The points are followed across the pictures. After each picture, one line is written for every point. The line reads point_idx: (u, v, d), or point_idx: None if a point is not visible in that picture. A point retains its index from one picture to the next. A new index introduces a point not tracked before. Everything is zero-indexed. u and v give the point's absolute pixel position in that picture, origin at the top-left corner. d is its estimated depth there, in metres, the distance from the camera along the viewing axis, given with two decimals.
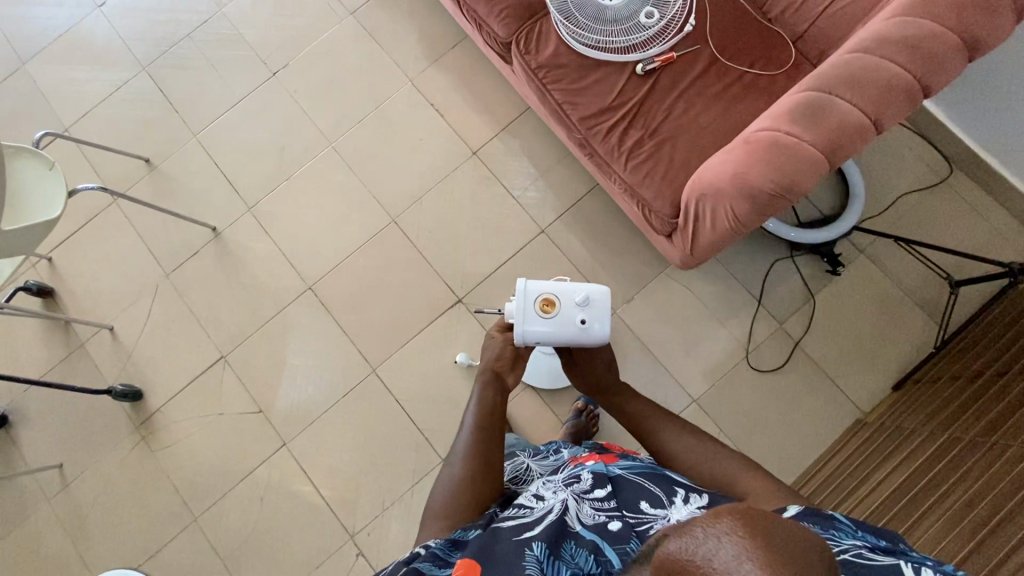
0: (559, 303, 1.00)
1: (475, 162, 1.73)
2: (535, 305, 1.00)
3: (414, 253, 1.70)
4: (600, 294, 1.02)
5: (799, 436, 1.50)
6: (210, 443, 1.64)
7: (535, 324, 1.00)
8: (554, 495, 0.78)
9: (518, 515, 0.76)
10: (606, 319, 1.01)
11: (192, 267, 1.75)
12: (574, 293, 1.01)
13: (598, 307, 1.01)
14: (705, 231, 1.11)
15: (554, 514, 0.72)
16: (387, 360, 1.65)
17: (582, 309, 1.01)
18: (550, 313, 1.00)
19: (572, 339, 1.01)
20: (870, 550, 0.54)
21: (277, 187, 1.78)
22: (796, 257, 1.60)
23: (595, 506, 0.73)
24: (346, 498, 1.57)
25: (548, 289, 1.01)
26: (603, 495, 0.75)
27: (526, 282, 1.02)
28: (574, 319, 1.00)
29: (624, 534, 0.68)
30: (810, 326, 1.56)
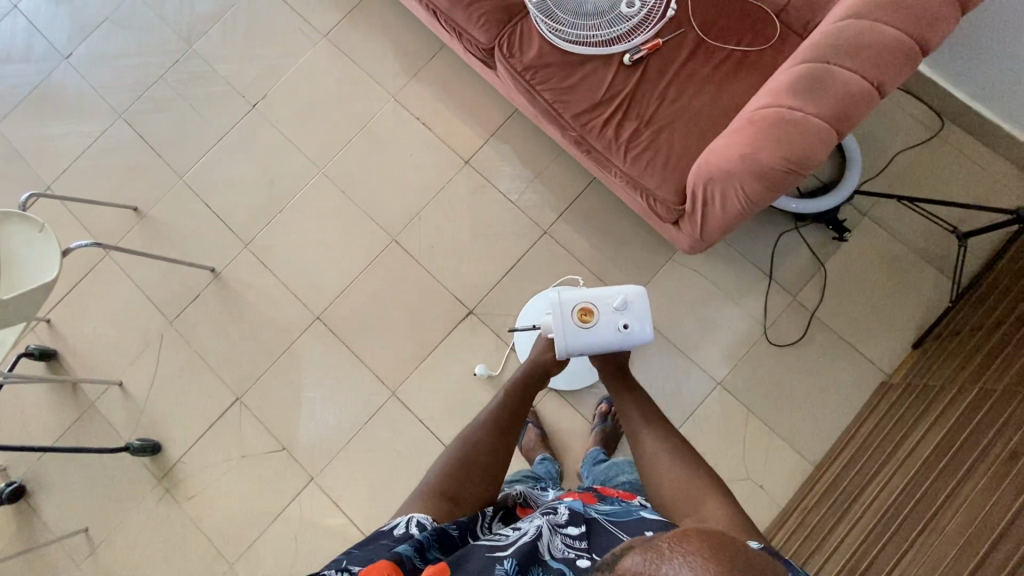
0: (598, 311, 1.04)
1: (468, 171, 1.71)
2: (574, 316, 1.03)
3: (418, 270, 1.68)
4: (637, 297, 1.06)
5: (828, 407, 1.49)
6: (237, 486, 1.62)
7: (576, 335, 1.02)
8: (529, 524, 0.74)
9: (493, 538, 0.72)
10: (647, 321, 1.05)
11: (194, 312, 1.72)
12: (610, 299, 1.05)
13: (636, 310, 1.05)
14: (715, 216, 1.10)
15: (525, 537, 0.69)
16: (405, 382, 1.63)
17: (621, 314, 1.04)
18: (590, 322, 1.03)
19: (615, 346, 1.04)
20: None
21: (272, 220, 1.75)
22: (801, 228, 1.59)
23: (565, 541, 0.70)
24: (380, 526, 1.56)
25: (584, 298, 1.04)
26: (575, 533, 0.71)
27: (560, 295, 1.04)
28: (616, 325, 1.04)
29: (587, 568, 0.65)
30: (823, 296, 1.56)
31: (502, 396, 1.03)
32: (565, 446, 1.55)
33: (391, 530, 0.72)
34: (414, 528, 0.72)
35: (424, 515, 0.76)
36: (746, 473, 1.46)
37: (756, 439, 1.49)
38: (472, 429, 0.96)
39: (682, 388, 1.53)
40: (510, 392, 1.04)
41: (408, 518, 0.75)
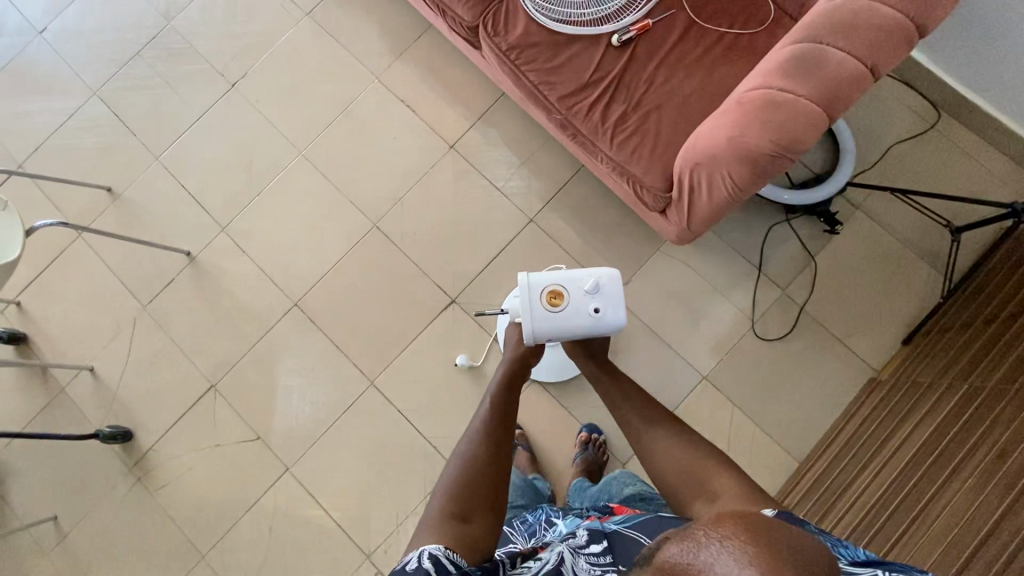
0: (568, 294, 1.00)
1: (453, 156, 1.66)
2: (542, 299, 0.99)
3: (400, 256, 1.63)
4: (610, 279, 1.01)
5: (815, 402, 1.47)
6: (210, 475, 1.58)
7: (545, 319, 0.98)
8: (549, 550, 0.78)
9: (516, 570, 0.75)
10: (620, 304, 1.01)
11: (170, 297, 1.67)
12: (582, 282, 1.01)
13: (609, 293, 1.01)
14: (701, 203, 1.07)
15: (549, 566, 0.73)
16: (385, 371, 1.58)
17: (593, 297, 1.00)
18: (560, 306, 0.99)
19: (585, 332, 1.00)
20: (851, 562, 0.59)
21: (250, 203, 1.70)
22: (792, 220, 1.56)
23: (589, 562, 0.75)
24: (357, 518, 1.52)
25: (552, 281, 1.00)
26: (597, 551, 0.77)
27: (528, 277, 1.00)
28: (587, 309, 1.00)
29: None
30: (813, 290, 1.52)
31: (490, 401, 0.98)
32: (549, 439, 1.52)
33: (405, 567, 0.70)
34: (427, 562, 0.70)
35: (435, 543, 0.73)
36: None
37: (743, 435, 1.46)
38: (468, 444, 0.90)
39: (668, 381, 1.49)
40: (495, 397, 0.99)
41: (419, 551, 0.72)
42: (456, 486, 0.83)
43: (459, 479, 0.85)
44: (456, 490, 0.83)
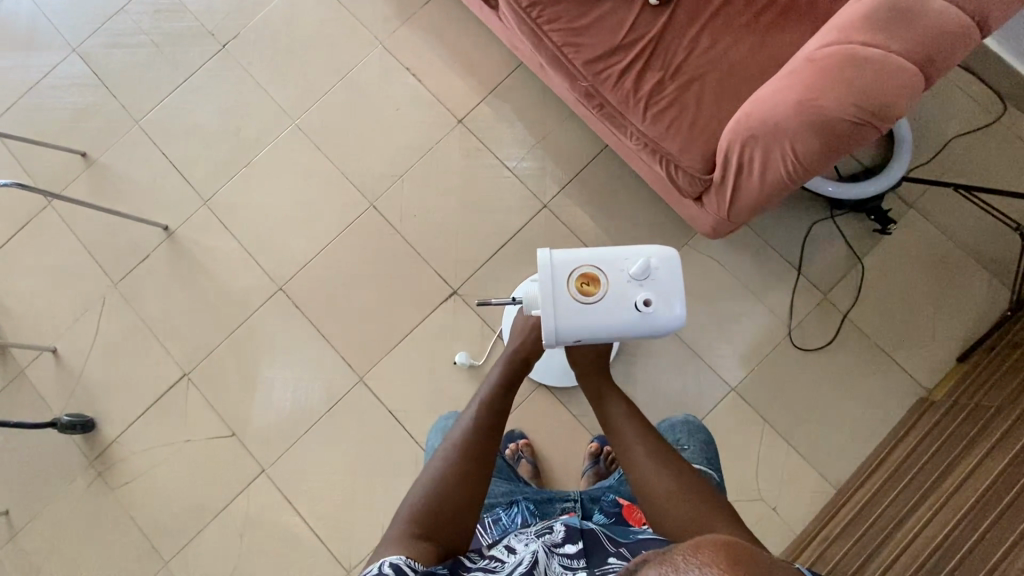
0: (606, 281, 0.77)
1: (461, 131, 1.50)
2: (572, 286, 0.77)
3: (397, 240, 1.47)
4: (662, 262, 0.78)
5: (858, 423, 1.31)
6: (179, 473, 1.42)
7: (574, 312, 0.77)
8: (523, 547, 0.69)
9: (485, 566, 0.67)
10: (676, 295, 0.78)
11: (143, 274, 1.52)
12: (625, 266, 0.78)
13: (662, 281, 0.78)
14: (751, 186, 0.91)
15: (522, 568, 0.64)
16: (375, 366, 1.43)
17: (641, 285, 0.78)
18: (595, 295, 0.77)
19: (626, 331, 0.78)
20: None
21: (236, 175, 1.54)
22: (837, 217, 1.39)
23: (564, 564, 0.67)
24: (338, 528, 1.36)
25: (585, 263, 0.77)
26: (573, 552, 0.69)
27: (553, 256, 0.77)
28: (632, 301, 0.77)
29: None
30: (859, 296, 1.36)
31: (475, 413, 0.85)
32: (553, 449, 1.36)
33: None
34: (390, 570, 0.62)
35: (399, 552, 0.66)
36: (758, 492, 1.28)
37: (774, 455, 1.30)
38: (442, 461, 0.79)
39: (691, 391, 1.33)
40: (480, 409, 0.85)
41: (380, 561, 0.64)
42: (425, 505, 0.74)
43: (435, 498, 0.75)
44: (424, 509, 0.73)
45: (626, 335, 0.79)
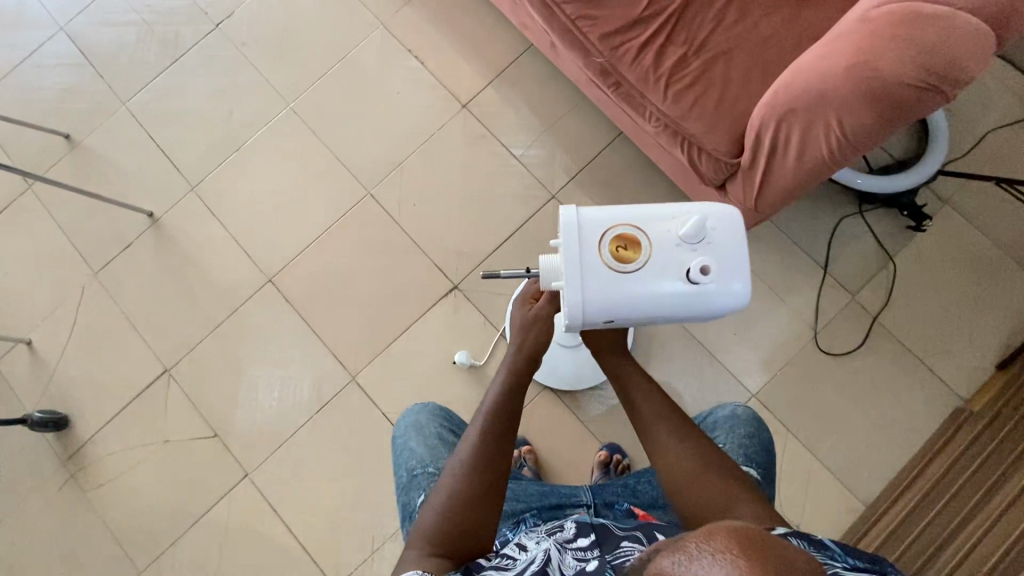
0: (649, 243, 0.62)
1: (465, 117, 1.41)
2: (605, 250, 0.62)
3: (396, 231, 1.38)
4: (720, 221, 0.63)
5: (889, 435, 1.21)
6: (157, 476, 1.33)
7: (607, 285, 0.61)
8: (536, 546, 0.73)
9: (498, 564, 0.70)
10: (737, 260, 0.63)
11: (125, 263, 1.43)
12: (673, 225, 0.62)
13: (719, 244, 0.62)
14: (785, 169, 0.90)
15: (534, 567, 0.68)
16: (369, 365, 1.34)
17: (693, 250, 0.62)
18: (635, 263, 0.62)
19: (674, 307, 0.63)
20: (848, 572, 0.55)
21: (226, 160, 1.46)
22: (867, 212, 1.30)
23: (576, 556, 0.69)
24: (325, 539, 1.27)
25: (620, 222, 0.62)
26: (585, 545, 0.71)
27: (580, 213, 0.62)
28: (683, 268, 0.62)
29: (598, 570, 0.66)
30: (890, 297, 1.26)
31: (483, 423, 0.77)
32: (558, 457, 1.26)
33: None
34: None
35: (419, 568, 0.66)
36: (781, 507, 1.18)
37: (797, 468, 1.20)
38: (452, 477, 0.74)
39: (708, 397, 1.23)
40: (489, 417, 0.78)
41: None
42: (439, 524, 0.70)
43: (446, 509, 0.71)
44: (440, 527, 0.70)
45: (673, 312, 0.64)
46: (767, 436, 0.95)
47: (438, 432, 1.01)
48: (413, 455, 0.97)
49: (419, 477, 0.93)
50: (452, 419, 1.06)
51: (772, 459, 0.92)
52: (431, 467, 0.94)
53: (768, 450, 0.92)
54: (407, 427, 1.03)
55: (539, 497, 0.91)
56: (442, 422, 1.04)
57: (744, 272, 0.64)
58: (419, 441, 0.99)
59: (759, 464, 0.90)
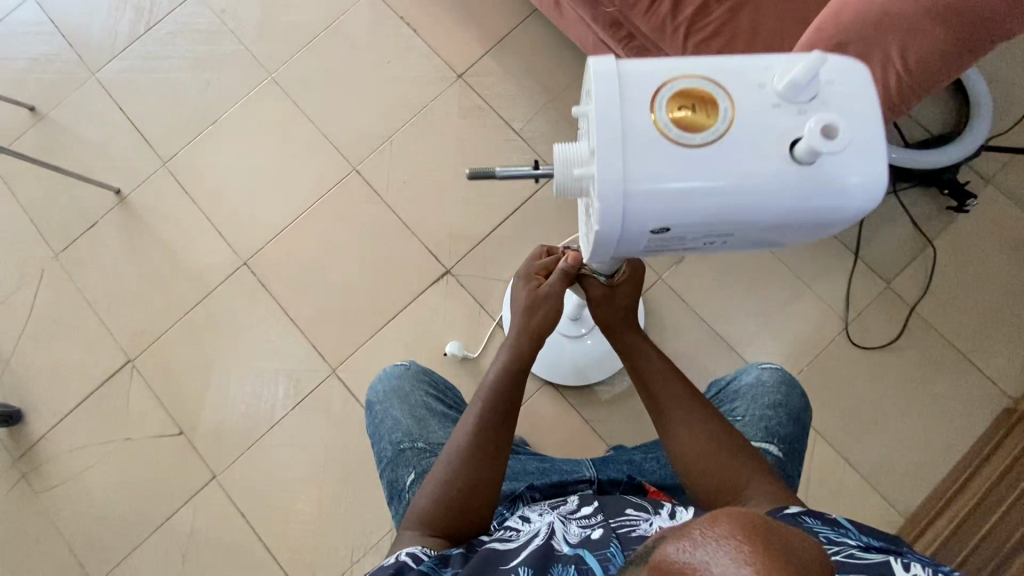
0: (729, 104, 0.40)
1: (461, 88, 1.30)
2: (659, 118, 0.40)
3: (383, 211, 1.27)
4: (838, 71, 0.41)
5: (929, 438, 1.08)
6: (116, 477, 1.20)
7: (664, 170, 0.39)
8: (542, 517, 0.69)
9: (501, 537, 0.67)
10: (869, 125, 0.40)
11: (89, 244, 1.31)
12: (766, 78, 0.40)
13: (842, 105, 0.40)
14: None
15: (538, 538, 0.64)
16: (352, 357, 1.21)
17: (801, 113, 0.40)
18: (708, 137, 0.39)
19: (772, 202, 0.40)
20: (865, 551, 0.51)
21: (202, 134, 1.34)
22: (901, 192, 1.18)
23: (582, 524, 0.65)
24: (299, 549, 1.14)
25: (682, 73, 0.40)
26: (589, 512, 0.67)
27: (616, 66, 0.40)
28: (787, 140, 0.39)
29: (603, 540, 0.62)
30: (929, 285, 1.13)
31: (478, 410, 0.74)
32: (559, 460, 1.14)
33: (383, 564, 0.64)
34: (406, 557, 0.63)
35: (417, 543, 0.67)
36: None
37: (827, 475, 1.07)
38: (448, 465, 0.71)
39: None
40: (485, 405, 0.74)
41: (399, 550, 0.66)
42: (436, 510, 0.69)
43: (442, 496, 0.69)
44: (437, 512, 0.69)
45: (769, 213, 0.41)
46: (797, 402, 0.81)
47: (424, 402, 0.91)
48: (397, 427, 0.86)
49: (406, 453, 0.83)
50: (439, 387, 0.96)
51: (798, 431, 0.79)
52: (420, 442, 0.84)
53: (794, 422, 0.79)
54: (387, 394, 0.92)
55: (539, 475, 0.82)
56: (429, 391, 0.94)
57: (883, 146, 0.41)
58: (405, 411, 0.89)
59: (781, 438, 0.78)
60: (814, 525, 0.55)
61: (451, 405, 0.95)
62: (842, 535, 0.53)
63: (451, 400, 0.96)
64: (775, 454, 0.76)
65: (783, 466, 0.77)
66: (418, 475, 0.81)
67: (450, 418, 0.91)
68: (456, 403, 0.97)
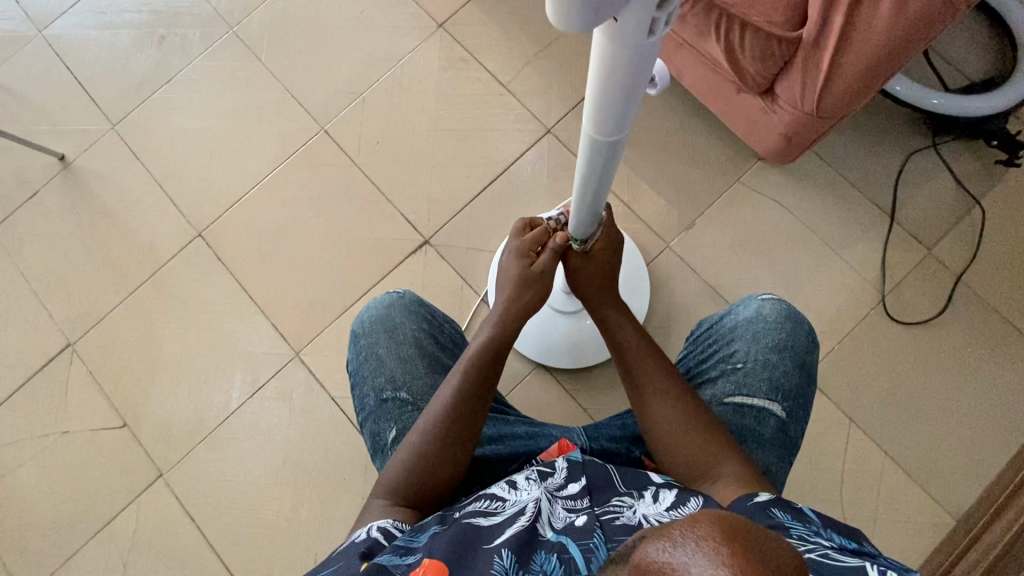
0: None
1: (442, 38, 1.17)
2: None
3: (355, 174, 1.13)
4: None
5: (983, 424, 0.93)
6: (49, 476, 1.05)
7: None
8: (527, 487, 0.54)
9: (482, 508, 0.52)
10: None
11: (27, 215, 1.17)
12: None
13: None
14: (870, 29, 0.69)
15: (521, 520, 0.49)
16: (318, 336, 1.07)
17: None
18: None
19: None
20: (841, 552, 0.40)
21: (155, 93, 1.21)
22: (941, 145, 1.04)
23: (565, 508, 0.51)
24: (255, 557, 0.99)
25: None
26: (576, 492, 0.52)
27: None
28: None
29: (587, 528, 0.47)
30: (977, 250, 0.99)
31: (460, 380, 0.63)
32: None
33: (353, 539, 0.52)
34: (378, 535, 0.52)
35: (388, 513, 0.56)
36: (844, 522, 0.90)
37: (864, 467, 0.92)
38: (424, 438, 0.60)
39: None
40: (469, 374, 0.64)
41: (368, 525, 0.54)
42: (410, 485, 0.58)
43: (421, 459, 0.59)
44: (414, 476, 0.58)
45: None
46: (806, 340, 0.66)
47: (415, 337, 0.73)
48: (380, 370, 0.71)
49: (389, 405, 0.69)
50: (437, 323, 0.77)
51: (806, 379, 0.64)
52: (404, 392, 0.70)
53: (803, 372, 0.64)
54: (372, 326, 0.74)
55: (528, 441, 0.67)
56: (423, 325, 0.75)
57: None
58: (390, 350, 0.72)
59: (787, 395, 0.63)
60: (786, 519, 0.45)
61: (446, 345, 0.77)
62: (816, 534, 0.43)
63: (448, 339, 0.78)
64: (777, 415, 0.62)
65: (786, 429, 0.62)
66: (401, 431, 0.68)
67: (443, 364, 0.75)
68: (452, 340, 0.79)
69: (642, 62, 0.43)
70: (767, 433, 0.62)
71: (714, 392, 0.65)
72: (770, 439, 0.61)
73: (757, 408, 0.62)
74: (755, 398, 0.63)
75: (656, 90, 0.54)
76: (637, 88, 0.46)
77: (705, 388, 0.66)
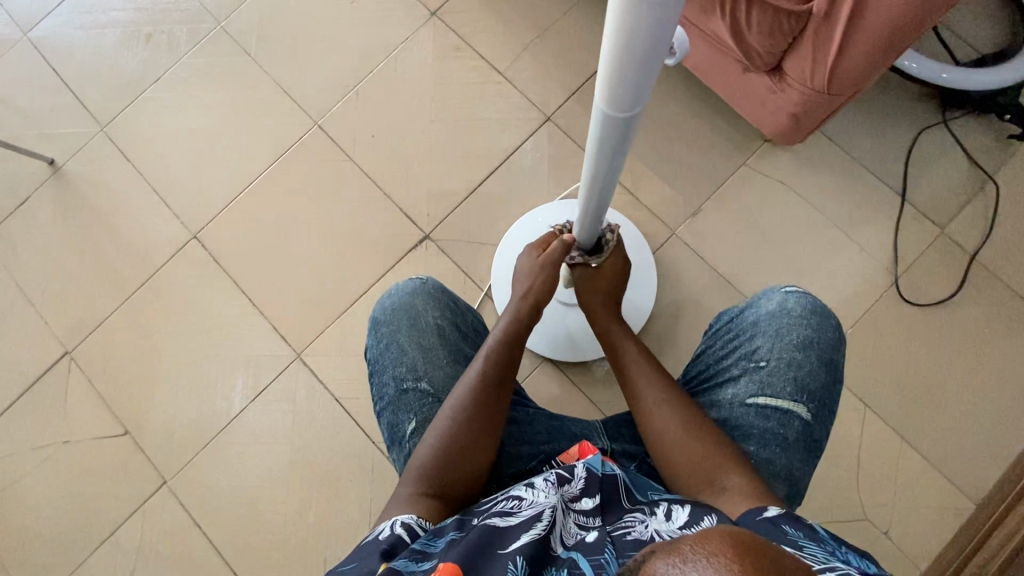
0: None
1: (436, 27, 1.14)
2: None
3: (351, 170, 1.10)
4: None
5: (1001, 407, 0.91)
6: (51, 486, 1.04)
7: None
8: (545, 486, 0.51)
9: (502, 508, 0.50)
10: None
11: (18, 222, 1.15)
12: None
13: None
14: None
15: (535, 531, 0.47)
16: (318, 336, 1.05)
17: None
18: None
19: None
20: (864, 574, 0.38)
21: (145, 93, 1.18)
22: (952, 121, 1.01)
23: (577, 524, 0.49)
24: (263, 561, 0.97)
25: None
26: (589, 508, 0.50)
27: None
28: None
29: (598, 543, 0.46)
30: (992, 229, 0.96)
31: (483, 366, 0.63)
32: None
33: (376, 538, 0.50)
34: (401, 532, 0.50)
35: (411, 505, 0.54)
36: (862, 509, 0.88)
37: (881, 453, 0.90)
38: (451, 421, 0.59)
39: None
40: (491, 360, 0.64)
41: (393, 520, 0.52)
42: (436, 472, 0.56)
43: (449, 446, 0.58)
44: (439, 464, 0.57)
45: None
46: (831, 335, 0.63)
47: (437, 325, 0.71)
48: (401, 360, 0.69)
49: (409, 395, 0.67)
50: (460, 311, 0.75)
51: (832, 379, 0.62)
52: (425, 383, 0.68)
53: (828, 370, 0.62)
54: (394, 313, 0.72)
55: (549, 440, 0.66)
56: (446, 313, 0.73)
57: None
58: (412, 339, 0.70)
59: (811, 396, 0.61)
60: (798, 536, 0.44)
61: (468, 334, 0.75)
62: (835, 555, 0.41)
63: (470, 328, 0.76)
64: (802, 417, 0.60)
65: (810, 432, 0.60)
66: (420, 423, 0.66)
67: (465, 355, 0.72)
68: (475, 330, 0.76)
69: (663, 29, 0.40)
70: (791, 436, 0.59)
71: (735, 392, 0.63)
72: (794, 442, 0.59)
73: (781, 410, 0.60)
74: (780, 399, 0.60)
75: (676, 59, 0.49)
76: (659, 57, 0.43)
77: (727, 386, 0.64)
